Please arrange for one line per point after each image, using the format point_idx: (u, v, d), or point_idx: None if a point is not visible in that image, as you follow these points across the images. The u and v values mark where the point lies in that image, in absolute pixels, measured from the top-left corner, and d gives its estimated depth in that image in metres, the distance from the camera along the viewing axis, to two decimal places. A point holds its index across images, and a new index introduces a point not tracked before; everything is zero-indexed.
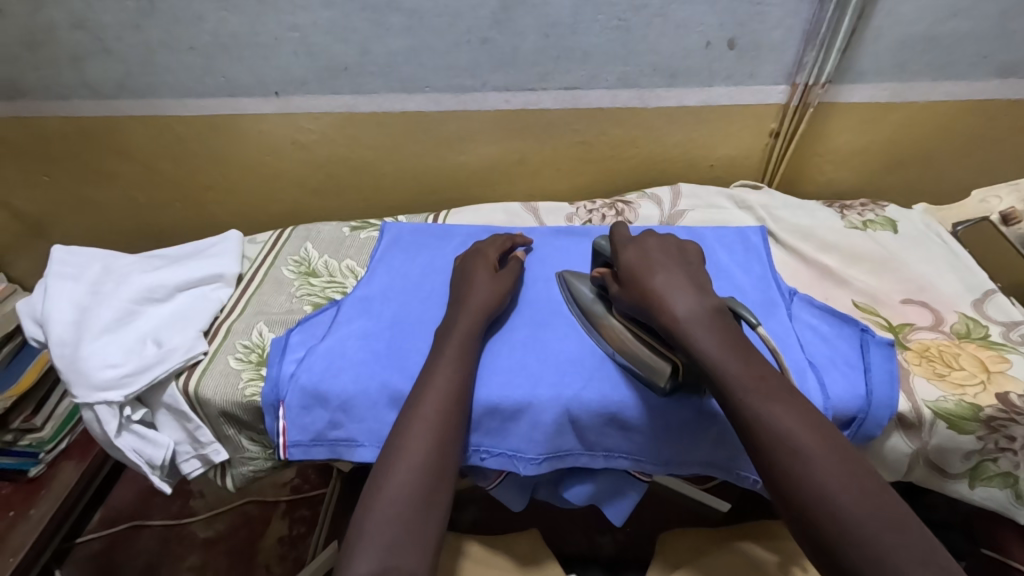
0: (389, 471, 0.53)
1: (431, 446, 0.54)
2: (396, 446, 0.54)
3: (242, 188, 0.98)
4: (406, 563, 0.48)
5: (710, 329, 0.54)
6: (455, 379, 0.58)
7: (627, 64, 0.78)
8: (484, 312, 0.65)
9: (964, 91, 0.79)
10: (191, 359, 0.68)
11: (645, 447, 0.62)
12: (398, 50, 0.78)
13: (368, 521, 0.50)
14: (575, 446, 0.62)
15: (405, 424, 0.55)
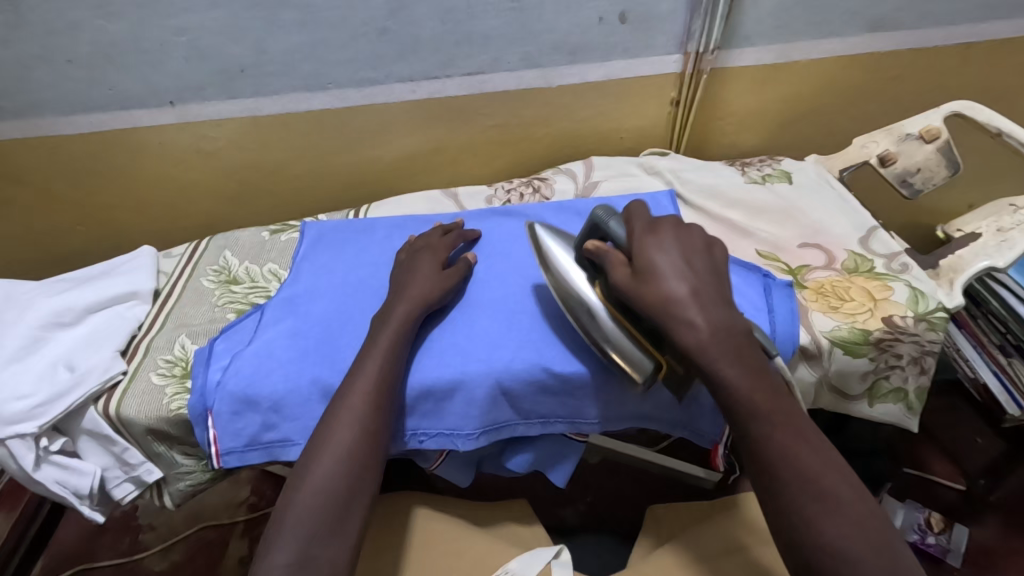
0: (315, 458, 0.54)
1: (355, 439, 0.54)
2: (323, 435, 0.55)
3: (152, 203, 0.94)
4: (322, 555, 0.50)
5: (705, 299, 0.52)
6: (383, 367, 0.58)
7: (526, 45, 0.80)
8: (421, 298, 0.64)
9: (840, 47, 0.85)
10: (109, 380, 0.66)
11: (578, 410, 0.64)
12: (295, 47, 0.77)
13: (290, 509, 0.52)
14: (511, 417, 0.64)
15: (333, 413, 0.56)
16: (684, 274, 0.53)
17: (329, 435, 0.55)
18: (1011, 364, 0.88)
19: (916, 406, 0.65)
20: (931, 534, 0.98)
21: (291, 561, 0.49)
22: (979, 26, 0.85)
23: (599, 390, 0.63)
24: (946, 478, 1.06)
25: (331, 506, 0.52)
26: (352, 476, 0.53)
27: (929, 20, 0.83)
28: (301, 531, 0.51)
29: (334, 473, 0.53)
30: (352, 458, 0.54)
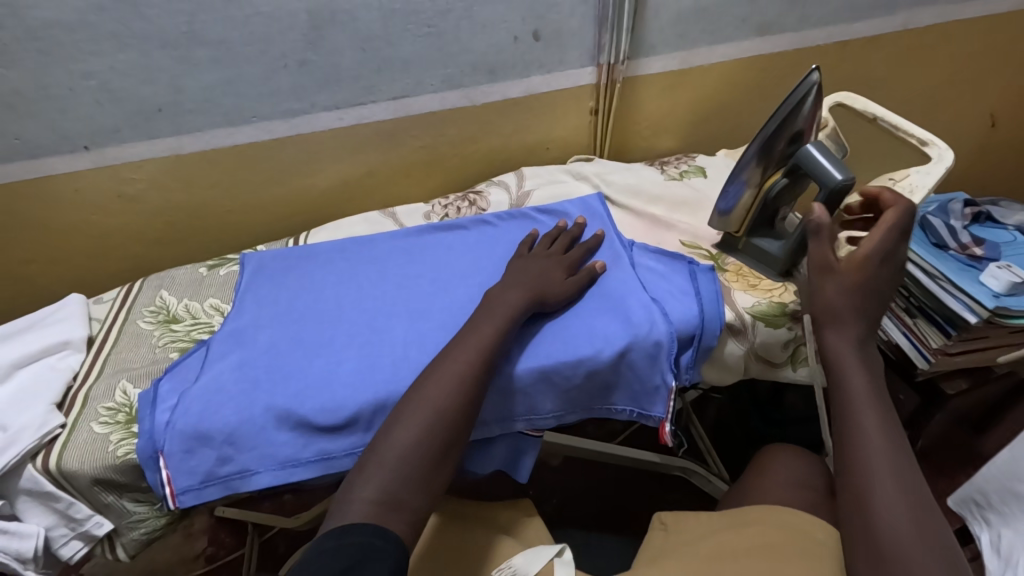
0: (410, 407, 0.57)
1: (456, 396, 0.57)
2: (420, 388, 0.58)
3: (73, 251, 0.91)
4: (408, 500, 0.53)
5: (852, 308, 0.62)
6: (491, 335, 0.61)
7: (446, 66, 0.84)
8: (534, 290, 0.66)
9: (735, 51, 0.94)
10: (47, 435, 0.63)
11: (533, 406, 0.67)
12: (214, 83, 0.78)
13: (380, 451, 0.54)
14: None
15: (436, 368, 0.59)
16: (849, 285, 0.61)
17: (424, 389, 0.57)
18: (915, 323, 0.98)
19: None
20: None
21: (381, 499, 0.52)
22: (850, 26, 0.96)
23: (550, 385, 0.66)
24: None
25: (416, 456, 0.54)
26: (447, 426, 0.56)
27: (808, 22, 0.93)
28: (391, 473, 0.53)
29: (428, 425, 0.55)
30: (450, 413, 0.56)
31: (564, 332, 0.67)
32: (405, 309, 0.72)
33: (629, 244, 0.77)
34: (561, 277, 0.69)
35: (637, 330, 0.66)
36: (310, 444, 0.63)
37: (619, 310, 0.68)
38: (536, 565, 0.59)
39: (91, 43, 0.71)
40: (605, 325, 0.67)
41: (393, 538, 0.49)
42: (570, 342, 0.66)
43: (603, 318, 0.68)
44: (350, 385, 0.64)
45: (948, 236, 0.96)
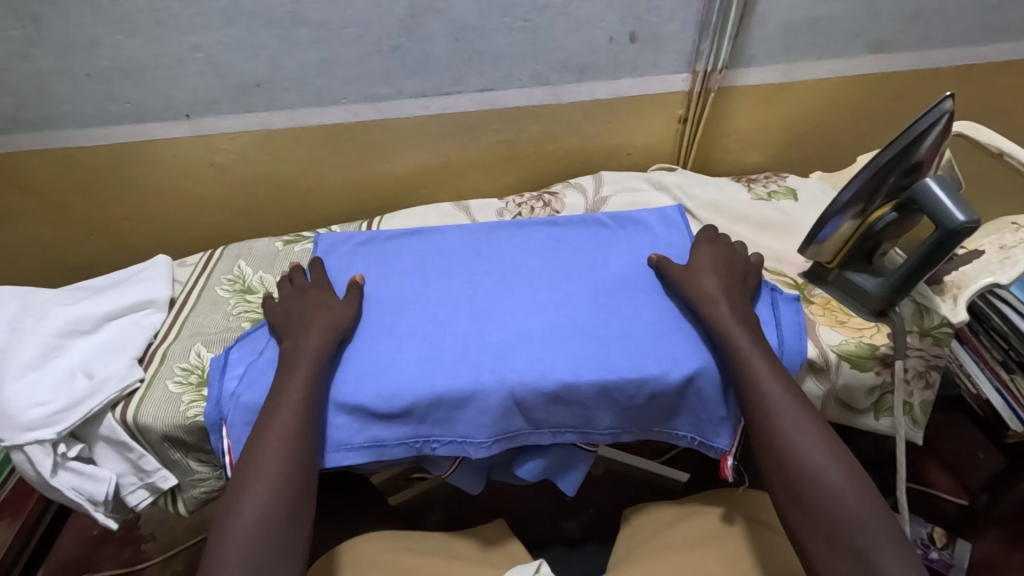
0: (245, 491, 0.56)
1: (286, 462, 0.57)
2: (250, 463, 0.57)
3: (164, 213, 0.95)
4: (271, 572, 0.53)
5: (752, 351, 0.60)
6: (305, 390, 0.61)
7: (537, 63, 0.82)
8: (330, 330, 0.66)
9: (844, 67, 0.88)
10: (127, 388, 0.67)
11: (590, 420, 0.65)
12: (311, 64, 0.79)
13: (227, 532, 0.54)
14: (524, 426, 0.65)
15: (257, 439, 0.58)
16: (720, 282, 0.66)
17: (256, 464, 0.57)
18: (1015, 383, 0.89)
19: (921, 419, 0.67)
20: (933, 549, 1.01)
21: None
22: (979, 49, 0.87)
23: (610, 400, 0.64)
24: (948, 492, 1.10)
25: (271, 522, 0.55)
26: (286, 490, 0.56)
27: (930, 42, 0.86)
28: (241, 553, 0.53)
29: (271, 496, 0.55)
30: (287, 477, 0.57)
31: (628, 349, 0.64)
32: (467, 304, 0.71)
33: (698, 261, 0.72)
34: (338, 309, 0.69)
35: (704, 357, 0.64)
36: (365, 430, 0.64)
37: (689, 334, 0.65)
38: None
39: (203, 17, 0.73)
40: (674, 348, 0.64)
41: None
42: (634, 362, 0.63)
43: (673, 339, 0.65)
44: (410, 377, 0.64)
45: None
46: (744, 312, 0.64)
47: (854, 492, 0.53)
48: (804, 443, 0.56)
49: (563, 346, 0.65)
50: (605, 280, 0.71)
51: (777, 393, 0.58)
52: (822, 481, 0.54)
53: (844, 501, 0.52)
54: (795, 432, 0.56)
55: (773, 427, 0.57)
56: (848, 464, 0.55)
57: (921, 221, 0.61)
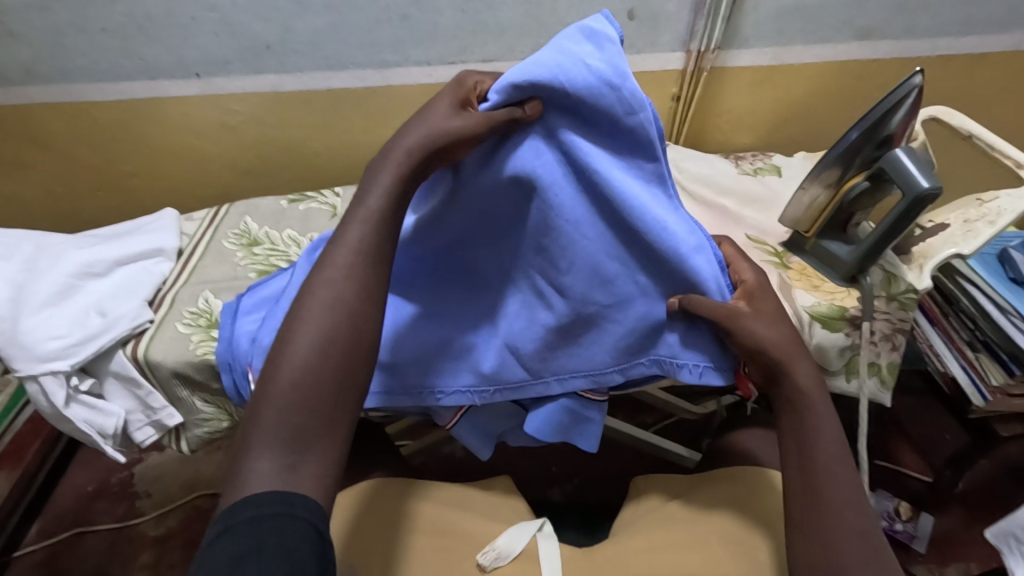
0: (274, 372, 0.44)
1: (338, 322, 0.46)
2: (287, 339, 0.45)
3: (170, 172, 0.98)
4: (311, 458, 0.42)
5: (792, 349, 0.53)
6: (366, 232, 0.49)
7: (539, 36, 0.86)
8: (418, 152, 0.51)
9: (831, 53, 0.92)
10: (138, 327, 0.70)
11: (587, 359, 0.58)
12: (321, 24, 0.82)
13: (259, 424, 0.43)
14: (526, 378, 0.59)
15: (298, 306, 0.47)
16: (774, 326, 0.54)
17: (285, 347, 0.45)
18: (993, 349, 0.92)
19: (889, 381, 0.71)
20: (898, 521, 1.06)
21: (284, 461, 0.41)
22: (960, 40, 0.92)
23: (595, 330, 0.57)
24: (916, 471, 1.15)
25: (317, 398, 0.44)
26: (341, 359, 0.45)
27: (913, 32, 0.90)
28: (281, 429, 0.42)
29: (296, 382, 0.44)
30: (338, 339, 0.45)
31: (616, 285, 0.56)
32: (427, 230, 0.60)
33: (631, 134, 0.52)
34: (460, 122, 0.51)
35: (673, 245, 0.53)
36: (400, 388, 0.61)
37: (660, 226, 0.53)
38: (521, 542, 0.66)
39: None
40: (639, 265, 0.55)
41: (297, 516, 0.40)
42: (599, 289, 0.55)
43: (642, 247, 0.54)
44: (415, 339, 0.60)
45: None
46: (771, 303, 0.55)
47: (853, 510, 0.49)
48: (827, 435, 0.52)
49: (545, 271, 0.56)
50: (564, 184, 0.53)
51: (807, 385, 0.53)
52: (829, 486, 0.50)
53: (844, 514, 0.49)
54: (817, 424, 0.52)
55: (798, 414, 0.53)
56: (853, 483, 0.50)
57: (892, 192, 0.65)
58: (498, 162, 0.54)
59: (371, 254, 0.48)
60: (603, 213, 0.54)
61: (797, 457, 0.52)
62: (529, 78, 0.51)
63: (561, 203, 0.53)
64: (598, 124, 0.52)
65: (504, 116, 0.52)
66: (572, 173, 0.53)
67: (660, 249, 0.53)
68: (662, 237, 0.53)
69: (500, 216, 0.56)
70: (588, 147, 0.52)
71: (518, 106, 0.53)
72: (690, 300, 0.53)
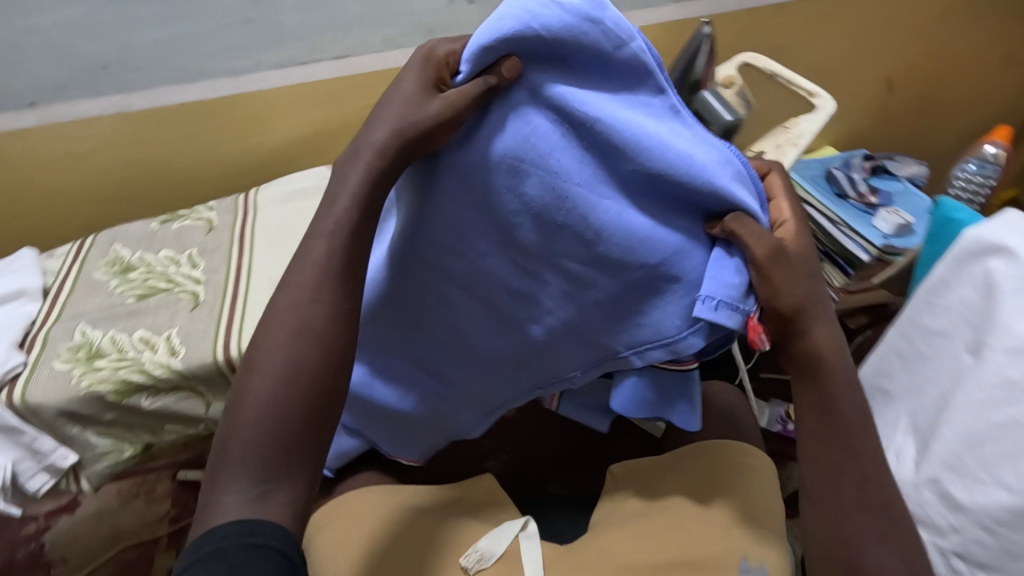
0: (240, 404, 0.41)
1: (306, 350, 0.42)
2: (254, 369, 0.42)
3: (19, 212, 0.92)
4: (279, 490, 0.40)
5: (817, 305, 0.47)
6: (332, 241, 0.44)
7: (386, 27, 0.89)
8: (388, 146, 0.44)
9: (658, 15, 1.01)
10: (9, 372, 0.68)
11: (660, 332, 0.47)
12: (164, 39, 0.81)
13: (227, 459, 0.40)
14: (604, 357, 0.50)
15: (261, 332, 0.43)
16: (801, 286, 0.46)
17: (249, 381, 0.42)
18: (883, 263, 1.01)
19: None
20: None
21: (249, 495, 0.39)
22: None
23: (658, 302, 0.47)
24: None
25: (282, 432, 0.40)
26: (305, 391, 0.42)
27: None
28: (248, 464, 0.39)
29: (269, 415, 0.40)
30: (303, 368, 0.42)
31: (659, 243, 0.45)
32: (406, 243, 0.52)
33: (630, 73, 0.44)
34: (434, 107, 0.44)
35: (704, 175, 0.43)
36: (439, 406, 0.58)
37: (687, 156, 0.43)
38: (502, 544, 0.53)
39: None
40: (671, 218, 0.46)
41: (269, 541, 0.37)
42: (637, 250, 0.45)
43: (679, 185, 0.44)
44: (456, 362, 0.55)
45: (849, 185, 1.05)
46: (803, 238, 0.48)
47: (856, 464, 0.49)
48: (842, 397, 0.49)
49: (571, 248, 0.47)
50: (566, 154, 0.45)
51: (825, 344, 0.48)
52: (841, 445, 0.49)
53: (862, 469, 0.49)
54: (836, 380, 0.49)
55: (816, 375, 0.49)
56: (862, 437, 0.49)
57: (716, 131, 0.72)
58: (479, 142, 0.46)
59: (337, 271, 0.44)
60: (614, 168, 0.45)
61: (817, 425, 0.49)
62: (498, 35, 0.43)
63: (565, 171, 0.45)
64: (587, 65, 0.44)
65: (476, 88, 0.44)
66: (567, 129, 0.45)
67: (693, 183, 0.43)
68: (690, 170, 0.43)
69: (497, 204, 0.47)
70: (590, 100, 0.44)
71: (492, 71, 0.45)
72: (736, 217, 0.44)
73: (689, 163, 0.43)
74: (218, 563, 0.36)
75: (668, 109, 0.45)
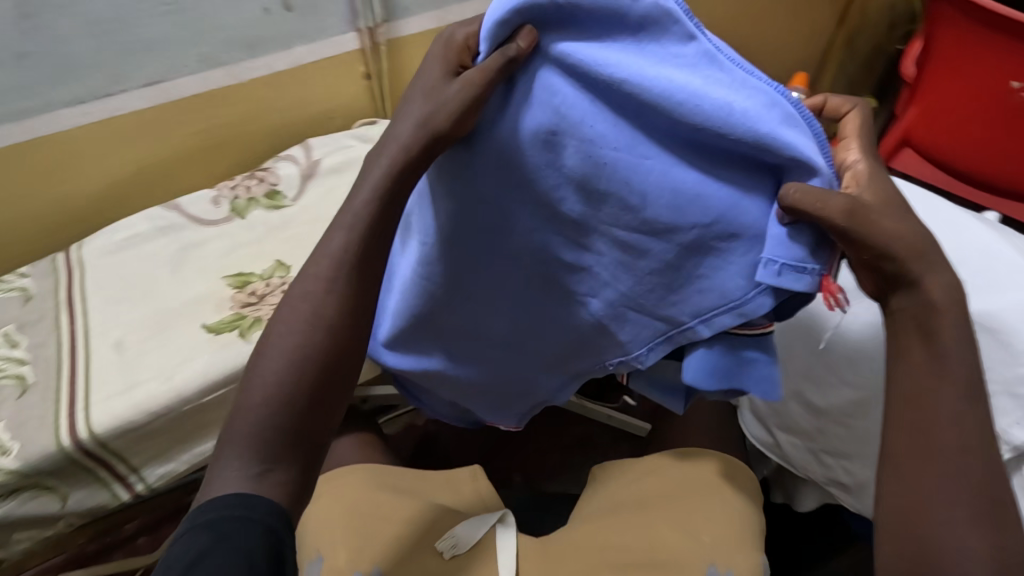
0: (256, 372, 0.44)
1: (321, 322, 0.45)
2: (265, 347, 0.45)
3: None
4: (287, 460, 0.43)
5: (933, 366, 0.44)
6: (348, 238, 0.45)
7: None
8: (412, 144, 0.43)
9: None
10: None
11: (721, 292, 0.44)
12: (299, 10, 0.80)
13: (233, 430, 0.43)
14: (670, 325, 0.46)
15: (283, 309, 0.46)
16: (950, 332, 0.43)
17: (262, 357, 0.44)
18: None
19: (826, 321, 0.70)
20: None
21: (255, 467, 0.42)
22: None
23: (717, 262, 0.43)
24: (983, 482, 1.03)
25: (291, 403, 0.43)
26: (315, 367, 0.44)
27: None
28: (253, 435, 0.42)
29: (278, 387, 0.43)
30: (314, 345, 0.44)
31: (707, 200, 0.42)
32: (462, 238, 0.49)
33: (646, 23, 0.39)
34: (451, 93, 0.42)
35: (753, 125, 0.39)
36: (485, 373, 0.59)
37: (723, 105, 0.39)
38: (479, 530, 0.58)
39: None
40: (739, 187, 0.42)
41: (264, 506, 0.40)
42: (687, 211, 0.42)
43: (720, 137, 0.40)
44: (494, 340, 0.56)
45: None
46: (883, 189, 0.44)
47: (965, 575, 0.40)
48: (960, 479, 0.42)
49: (615, 215, 0.44)
50: (596, 115, 0.41)
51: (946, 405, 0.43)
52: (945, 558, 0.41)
53: None
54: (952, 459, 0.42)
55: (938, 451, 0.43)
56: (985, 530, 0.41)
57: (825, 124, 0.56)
58: (505, 125, 0.43)
59: (351, 264, 0.45)
60: (671, 121, 0.40)
61: (909, 386, 0.45)
62: (510, 6, 0.40)
63: (599, 136, 0.42)
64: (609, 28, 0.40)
65: (495, 62, 0.41)
66: (602, 99, 0.41)
67: (733, 131, 0.39)
68: (728, 120, 0.39)
69: (539, 186, 0.44)
70: (591, 49, 0.40)
71: (511, 42, 0.41)
72: (794, 193, 0.39)
73: (723, 108, 0.39)
74: (211, 534, 0.39)
75: (700, 57, 0.40)
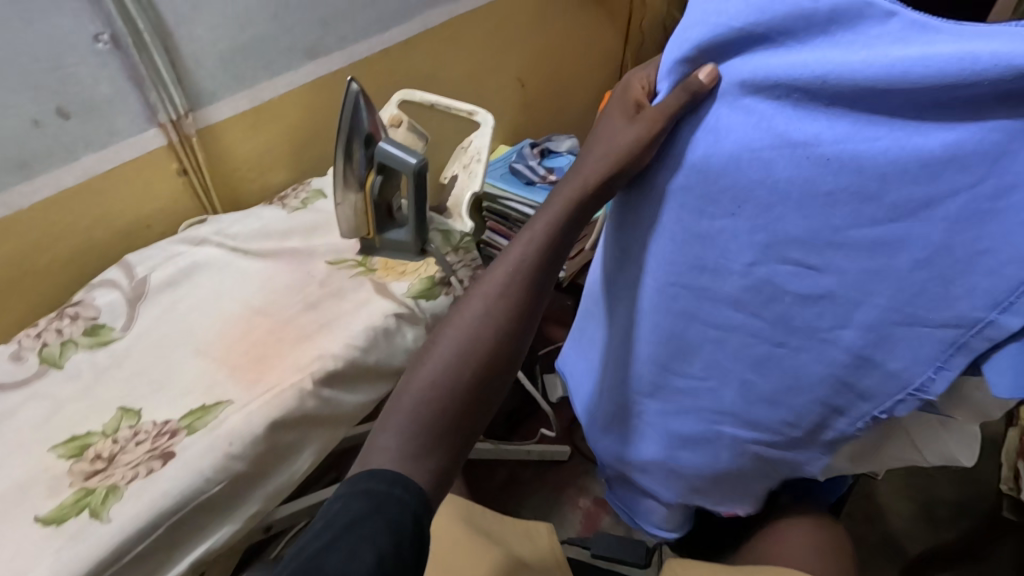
0: (426, 352, 0.40)
1: (496, 322, 0.40)
2: (437, 332, 0.41)
3: None
4: (440, 459, 0.37)
5: None
6: (530, 247, 0.42)
7: None
8: (596, 176, 0.43)
9: None
10: None
11: (1020, 259, 0.30)
12: (81, 117, 0.71)
13: (395, 401, 0.38)
14: (952, 341, 0.33)
15: (467, 290, 0.42)
16: None
17: (432, 343, 0.41)
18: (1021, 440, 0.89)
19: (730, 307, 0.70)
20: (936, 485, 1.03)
21: (400, 450, 0.36)
22: None
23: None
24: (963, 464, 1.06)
25: (454, 399, 0.38)
26: (479, 373, 0.39)
27: None
28: (410, 418, 0.37)
29: (444, 374, 0.38)
30: (484, 344, 0.39)
31: (961, 164, 0.30)
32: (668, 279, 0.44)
33: (840, 14, 0.33)
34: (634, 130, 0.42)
35: (1013, 62, 0.28)
36: (733, 457, 0.49)
37: (963, 57, 0.29)
38: None
39: None
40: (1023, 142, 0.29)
41: (403, 506, 0.34)
42: (945, 175, 0.31)
43: (970, 90, 0.29)
44: (720, 412, 0.47)
45: None
46: None
47: None
48: None
49: (853, 215, 0.34)
50: (803, 119, 0.36)
51: None
52: None
53: None
54: None
55: None
56: None
57: None
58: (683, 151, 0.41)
59: (523, 278, 0.41)
60: (886, 98, 0.32)
61: None
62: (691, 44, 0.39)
63: (811, 137, 0.35)
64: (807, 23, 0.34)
65: (675, 100, 0.41)
66: (803, 101, 0.35)
67: (975, 84, 0.29)
68: (973, 70, 0.29)
69: (736, 196, 0.39)
70: (774, 60, 0.36)
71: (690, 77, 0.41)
72: None
73: (963, 59, 0.29)
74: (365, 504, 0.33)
75: (908, 29, 0.31)
